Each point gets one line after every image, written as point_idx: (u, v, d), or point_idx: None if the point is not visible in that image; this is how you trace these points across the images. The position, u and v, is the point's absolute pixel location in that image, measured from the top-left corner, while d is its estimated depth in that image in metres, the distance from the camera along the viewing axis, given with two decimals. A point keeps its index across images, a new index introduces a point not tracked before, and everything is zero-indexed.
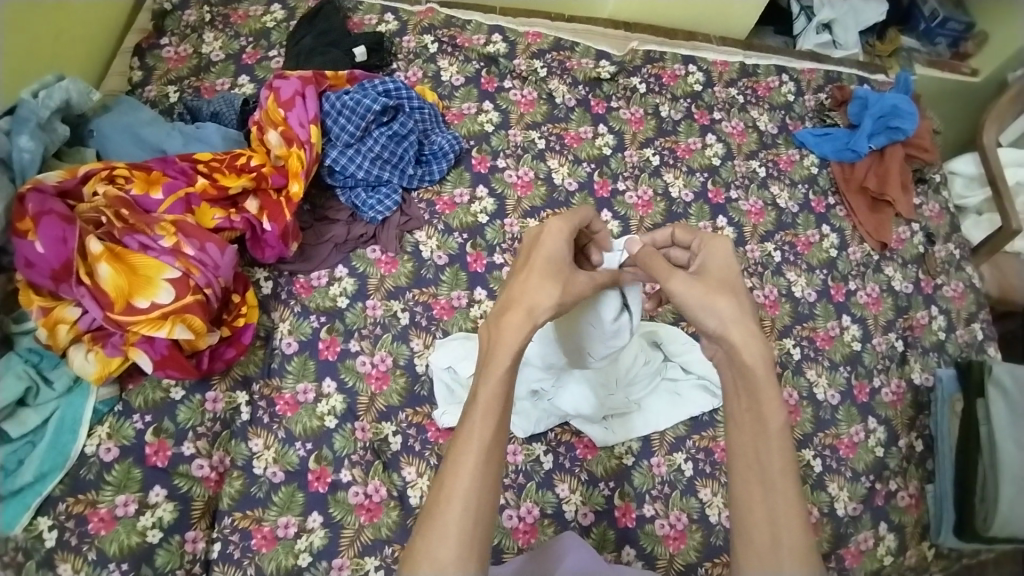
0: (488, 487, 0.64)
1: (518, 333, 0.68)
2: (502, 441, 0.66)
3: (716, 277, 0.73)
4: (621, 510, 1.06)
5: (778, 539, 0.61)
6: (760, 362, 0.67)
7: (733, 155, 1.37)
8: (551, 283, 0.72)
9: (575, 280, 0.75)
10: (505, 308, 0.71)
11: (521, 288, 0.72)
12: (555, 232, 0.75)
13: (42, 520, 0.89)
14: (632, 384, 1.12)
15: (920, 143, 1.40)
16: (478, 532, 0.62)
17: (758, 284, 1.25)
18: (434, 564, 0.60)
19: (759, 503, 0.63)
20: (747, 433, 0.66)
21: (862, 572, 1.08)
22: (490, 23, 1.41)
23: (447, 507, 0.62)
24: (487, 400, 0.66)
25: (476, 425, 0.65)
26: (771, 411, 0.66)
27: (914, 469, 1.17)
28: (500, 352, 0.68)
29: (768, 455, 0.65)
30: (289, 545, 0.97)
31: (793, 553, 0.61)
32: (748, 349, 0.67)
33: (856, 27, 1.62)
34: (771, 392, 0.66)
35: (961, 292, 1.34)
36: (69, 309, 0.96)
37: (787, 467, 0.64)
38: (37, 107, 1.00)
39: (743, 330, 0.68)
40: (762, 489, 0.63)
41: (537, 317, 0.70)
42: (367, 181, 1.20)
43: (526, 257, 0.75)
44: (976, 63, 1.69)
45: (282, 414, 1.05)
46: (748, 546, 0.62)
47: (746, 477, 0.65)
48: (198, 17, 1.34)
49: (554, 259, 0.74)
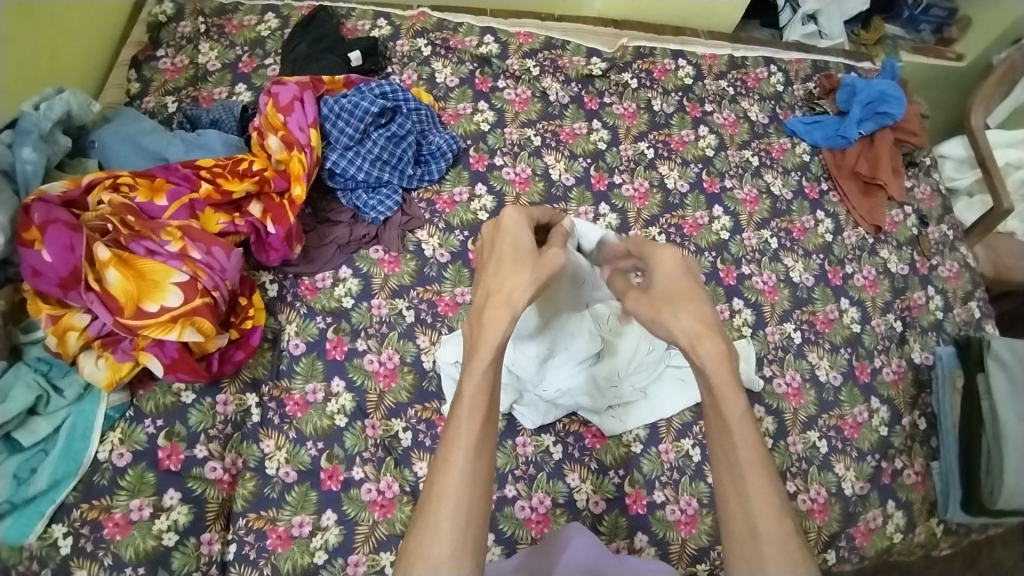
0: (479, 483, 0.68)
1: (498, 327, 0.72)
2: (489, 441, 0.70)
3: (663, 292, 0.80)
4: (631, 497, 1.07)
5: (756, 533, 0.67)
6: (714, 357, 0.74)
7: (726, 146, 1.39)
8: (521, 270, 0.76)
9: (544, 258, 0.77)
10: (483, 304, 0.76)
11: (497, 282, 0.77)
12: (515, 224, 0.81)
13: (56, 527, 0.90)
14: (636, 372, 1.13)
15: (908, 127, 1.43)
16: (470, 527, 0.65)
17: (756, 271, 1.27)
18: (428, 564, 0.63)
19: (733, 496, 0.69)
20: (717, 434, 0.73)
21: (871, 550, 1.09)
22: (481, 25, 1.43)
23: (438, 505, 0.65)
24: (472, 396, 0.71)
25: (463, 423, 0.70)
26: (728, 405, 0.72)
27: (919, 447, 1.18)
28: (482, 350, 0.72)
29: (735, 451, 0.71)
30: (304, 544, 0.97)
31: (769, 540, 0.66)
32: (706, 344, 0.74)
33: (840, 17, 1.65)
34: (728, 389, 0.72)
35: (956, 272, 1.36)
36: (78, 316, 0.96)
37: (757, 459, 0.70)
38: (39, 119, 1.01)
39: (695, 332, 0.75)
40: (734, 485, 0.70)
41: (514, 304, 0.74)
42: (367, 182, 1.22)
43: (493, 251, 0.81)
44: (961, 48, 1.73)
45: (292, 415, 1.05)
46: (732, 545, 0.68)
47: (721, 473, 0.71)
48: (193, 28, 1.35)
49: (521, 248, 0.79)
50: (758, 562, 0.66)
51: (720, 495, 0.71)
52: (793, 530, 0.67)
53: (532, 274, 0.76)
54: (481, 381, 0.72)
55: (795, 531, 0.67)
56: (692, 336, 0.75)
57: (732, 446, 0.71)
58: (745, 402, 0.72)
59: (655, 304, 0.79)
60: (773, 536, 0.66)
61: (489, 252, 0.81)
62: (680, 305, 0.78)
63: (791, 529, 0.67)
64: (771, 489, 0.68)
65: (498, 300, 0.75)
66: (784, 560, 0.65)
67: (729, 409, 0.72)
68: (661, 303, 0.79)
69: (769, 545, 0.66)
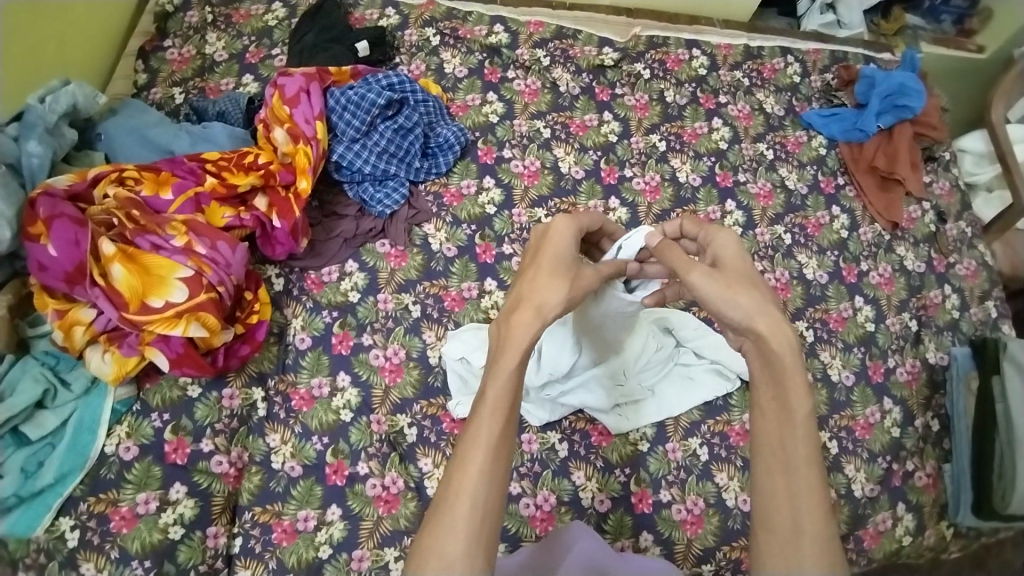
0: (496, 482, 0.65)
1: (527, 329, 0.69)
2: (509, 440, 0.67)
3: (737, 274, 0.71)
4: (637, 496, 1.06)
5: (801, 531, 0.61)
6: (788, 349, 0.66)
7: (740, 138, 1.36)
8: (559, 280, 0.73)
9: (581, 275, 0.75)
10: (513, 308, 0.72)
11: (529, 287, 0.73)
12: (563, 230, 0.77)
13: (64, 520, 0.90)
14: (643, 371, 1.12)
15: (927, 121, 1.40)
16: (485, 527, 0.63)
17: (769, 267, 1.24)
18: (440, 562, 0.61)
19: (782, 491, 0.63)
20: (772, 421, 0.66)
21: (879, 553, 1.08)
22: (491, 13, 1.41)
23: (455, 503, 0.63)
24: (495, 398, 0.67)
25: (482, 422, 0.66)
26: (794, 396, 0.65)
27: (931, 449, 1.16)
28: (508, 352, 0.68)
29: (790, 441, 0.64)
30: (309, 538, 0.97)
31: (815, 547, 0.61)
32: (779, 331, 0.67)
33: (860, 6, 1.61)
34: (798, 380, 0.66)
35: (973, 271, 1.33)
36: (84, 310, 0.97)
37: (811, 454, 0.64)
38: (44, 112, 1.01)
39: (770, 320, 0.67)
40: (785, 479, 0.63)
41: (546, 314, 0.71)
42: (374, 175, 1.21)
43: (535, 254, 0.77)
44: (982, 39, 1.68)
45: (298, 409, 1.05)
46: (770, 539, 0.62)
47: (769, 465, 0.64)
48: (200, 18, 1.34)
49: (562, 257, 0.76)
50: (797, 561, 0.61)
51: (765, 490, 0.64)
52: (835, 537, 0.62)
53: (568, 287, 0.73)
54: (505, 383, 0.68)
55: (837, 536, 0.62)
56: (767, 320, 0.67)
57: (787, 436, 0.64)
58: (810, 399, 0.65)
59: (731, 282, 0.69)
60: (816, 537, 0.61)
61: (531, 257, 0.77)
62: (753, 288, 0.69)
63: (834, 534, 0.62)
64: (822, 491, 0.63)
65: (529, 305, 0.71)
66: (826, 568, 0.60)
67: (792, 399, 0.65)
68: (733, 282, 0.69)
69: (813, 548, 0.61)
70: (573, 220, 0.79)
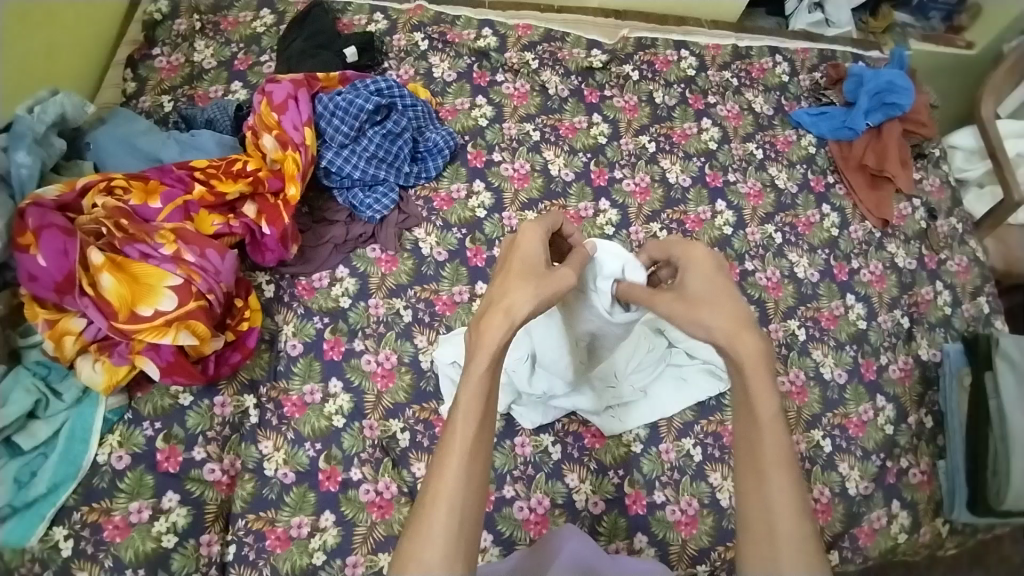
0: (473, 487, 0.65)
1: (497, 332, 0.69)
2: (485, 443, 0.67)
3: (699, 291, 0.76)
4: (631, 498, 1.06)
5: (775, 536, 0.65)
6: (750, 356, 0.70)
7: (729, 138, 1.37)
8: (526, 282, 0.73)
9: (555, 276, 0.75)
10: (483, 311, 0.72)
11: (501, 291, 0.73)
12: (530, 237, 0.78)
13: (57, 530, 0.90)
14: (636, 373, 1.11)
15: (916, 118, 1.40)
16: (464, 530, 0.63)
17: (760, 267, 1.24)
18: (421, 567, 0.61)
19: (754, 497, 0.67)
20: (745, 428, 0.70)
21: (875, 551, 1.08)
22: (479, 18, 1.41)
23: (432, 509, 0.63)
24: (468, 401, 0.68)
25: (457, 429, 0.66)
26: (761, 403, 0.69)
27: (925, 446, 1.16)
28: (480, 354, 0.69)
29: (760, 448, 0.68)
30: (303, 544, 0.97)
31: (790, 547, 0.64)
32: (744, 341, 0.71)
33: (848, 4, 1.62)
34: (763, 386, 0.69)
35: (965, 266, 1.33)
36: (74, 320, 0.97)
37: (782, 456, 0.67)
38: (33, 122, 1.01)
39: (732, 334, 0.71)
40: (758, 486, 0.67)
41: (515, 315, 0.70)
42: (364, 181, 1.21)
43: (505, 262, 0.77)
44: (971, 36, 1.69)
45: (290, 416, 1.05)
46: (749, 545, 0.66)
47: (743, 470, 0.69)
48: (188, 26, 1.34)
49: (531, 262, 0.76)
50: (773, 563, 0.64)
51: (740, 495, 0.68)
52: (811, 536, 0.65)
53: (535, 288, 0.73)
54: (478, 387, 0.68)
55: (814, 537, 0.65)
56: (728, 332, 0.71)
57: (758, 443, 0.68)
58: (777, 403, 0.69)
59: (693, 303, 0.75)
60: (790, 538, 0.65)
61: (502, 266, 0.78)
62: (716, 303, 0.73)
63: (809, 534, 0.65)
64: (795, 492, 0.66)
65: (498, 306, 0.71)
66: (801, 567, 0.63)
67: (761, 407, 0.69)
68: (697, 302, 0.75)
69: (787, 550, 0.64)
70: (539, 225, 0.80)
